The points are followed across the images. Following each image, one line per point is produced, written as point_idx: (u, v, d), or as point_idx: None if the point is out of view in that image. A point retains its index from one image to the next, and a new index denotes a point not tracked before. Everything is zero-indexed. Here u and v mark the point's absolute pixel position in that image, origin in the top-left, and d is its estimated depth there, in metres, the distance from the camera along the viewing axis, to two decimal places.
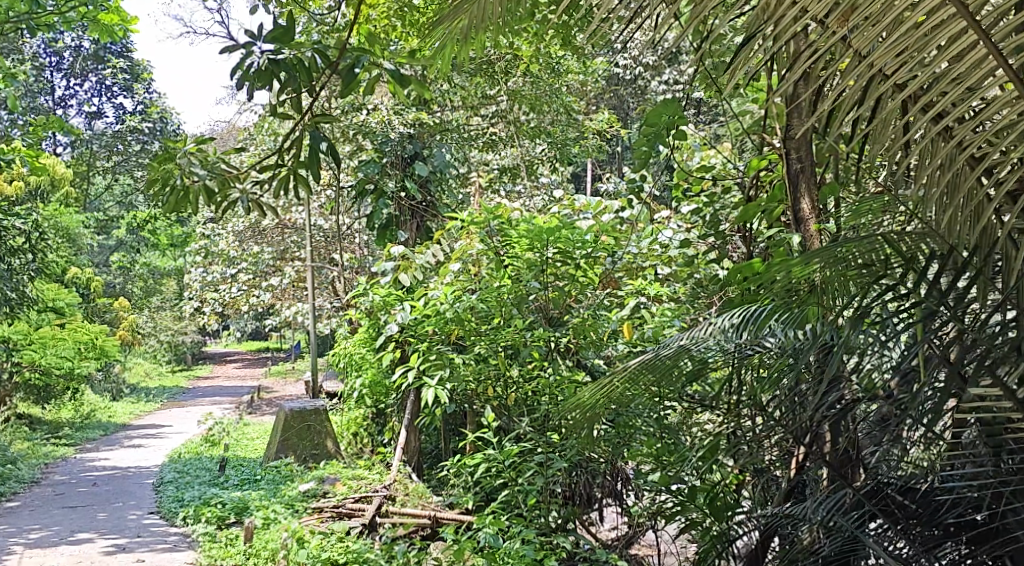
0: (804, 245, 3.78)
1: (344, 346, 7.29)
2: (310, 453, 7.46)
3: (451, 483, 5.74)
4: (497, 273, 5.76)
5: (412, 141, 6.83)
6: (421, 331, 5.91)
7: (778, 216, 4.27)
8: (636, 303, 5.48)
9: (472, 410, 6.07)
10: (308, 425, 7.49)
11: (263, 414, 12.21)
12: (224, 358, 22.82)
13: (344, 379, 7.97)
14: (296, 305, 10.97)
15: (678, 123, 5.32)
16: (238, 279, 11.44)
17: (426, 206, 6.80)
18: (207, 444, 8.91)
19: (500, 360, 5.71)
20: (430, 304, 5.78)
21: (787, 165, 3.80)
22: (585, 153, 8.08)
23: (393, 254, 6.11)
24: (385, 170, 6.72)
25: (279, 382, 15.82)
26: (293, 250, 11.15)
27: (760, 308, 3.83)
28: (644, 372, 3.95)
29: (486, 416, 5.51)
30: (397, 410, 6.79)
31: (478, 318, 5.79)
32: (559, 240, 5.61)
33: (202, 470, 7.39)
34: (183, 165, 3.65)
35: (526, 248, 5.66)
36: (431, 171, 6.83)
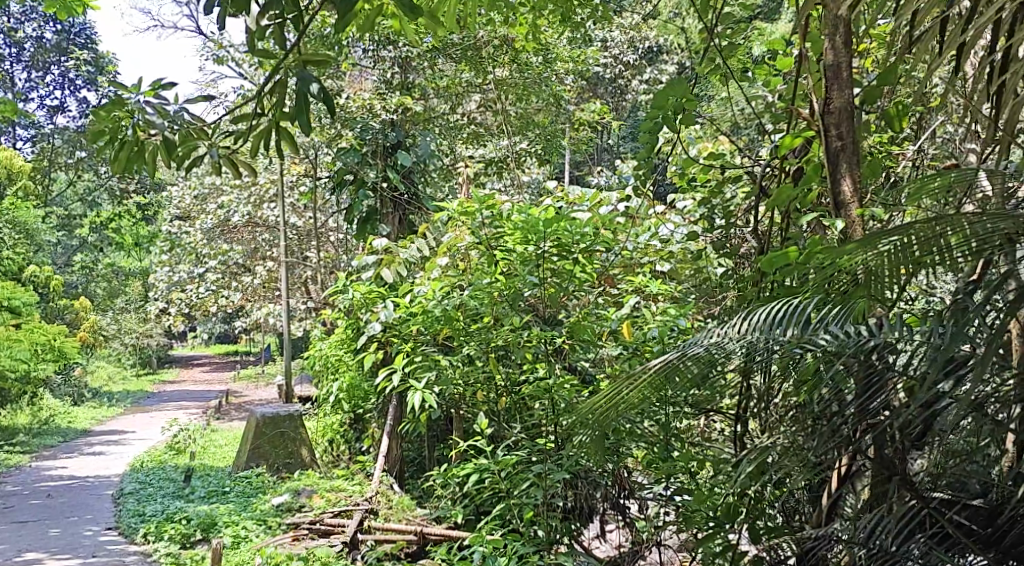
0: (846, 233, 3.43)
1: (319, 348, 6.83)
2: (283, 462, 6.99)
3: (438, 495, 5.31)
4: (489, 269, 5.31)
5: (396, 127, 6.37)
6: (406, 330, 5.45)
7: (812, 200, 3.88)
8: (637, 300, 5.13)
9: (460, 415, 5.65)
10: (281, 432, 6.99)
11: (230, 420, 11.69)
12: (190, 362, 22.23)
13: (319, 382, 7.50)
14: (266, 306, 10.48)
15: (687, 107, 4.95)
16: (206, 279, 10.94)
17: (411, 197, 6.33)
18: (172, 452, 8.41)
19: (491, 361, 5.27)
20: (416, 302, 5.34)
21: (826, 143, 3.44)
22: (574, 146, 7.68)
23: (376, 247, 5.64)
24: (366, 159, 6.28)
25: (248, 387, 15.29)
26: (265, 249, 10.66)
27: (801, 306, 3.40)
28: (669, 373, 3.46)
29: (478, 422, 5.08)
30: (377, 415, 6.36)
31: (468, 318, 5.35)
32: (558, 232, 5.14)
33: (166, 481, 6.89)
34: (139, 113, 3.33)
35: (519, 241, 5.18)
36: (415, 160, 6.38)
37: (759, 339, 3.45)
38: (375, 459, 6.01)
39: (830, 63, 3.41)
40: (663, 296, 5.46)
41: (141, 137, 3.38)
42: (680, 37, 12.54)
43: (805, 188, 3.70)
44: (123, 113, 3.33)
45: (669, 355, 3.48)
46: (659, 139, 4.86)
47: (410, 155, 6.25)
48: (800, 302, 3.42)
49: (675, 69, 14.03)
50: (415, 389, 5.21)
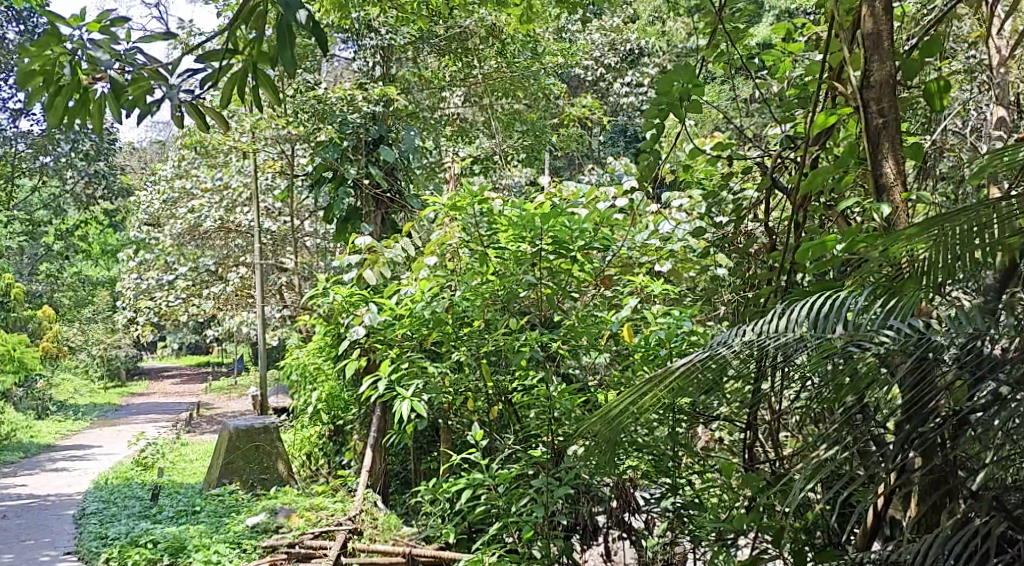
0: (890, 219, 3.12)
1: (297, 356, 6.43)
2: (258, 477, 6.57)
3: (427, 512, 4.93)
4: (480, 270, 4.93)
5: (379, 121, 5.99)
6: (392, 335, 5.07)
7: (845, 188, 3.51)
8: (638, 301, 4.79)
9: (448, 426, 5.28)
10: (256, 446, 6.57)
11: (202, 433, 11.23)
12: (160, 374, 21.66)
13: (295, 393, 7.10)
14: (239, 314, 10.06)
15: (694, 93, 4.62)
16: (176, 287, 10.50)
17: (395, 195, 5.95)
18: (139, 468, 7.96)
19: (482, 367, 4.90)
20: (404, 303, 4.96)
21: (866, 120, 3.15)
22: (563, 144, 7.33)
23: (357, 246, 5.23)
24: (346, 155, 5.90)
25: (220, 398, 14.81)
26: (237, 255, 10.24)
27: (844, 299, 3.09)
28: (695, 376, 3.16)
29: (473, 433, 4.70)
30: (360, 427, 5.98)
31: (457, 322, 4.98)
32: (556, 228, 4.79)
33: (132, 499, 6.46)
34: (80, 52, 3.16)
35: (513, 239, 4.85)
36: (398, 156, 6.00)
37: (795, 335, 3.14)
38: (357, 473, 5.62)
39: (868, 32, 3.13)
40: (664, 296, 5.12)
41: (81, 82, 3.25)
42: (666, 39, 12.22)
43: (842, 171, 3.34)
44: (57, 46, 3.15)
45: (694, 355, 3.19)
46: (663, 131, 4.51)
47: (393, 150, 5.87)
48: (843, 295, 3.12)
49: (658, 72, 13.74)
50: (402, 397, 4.83)
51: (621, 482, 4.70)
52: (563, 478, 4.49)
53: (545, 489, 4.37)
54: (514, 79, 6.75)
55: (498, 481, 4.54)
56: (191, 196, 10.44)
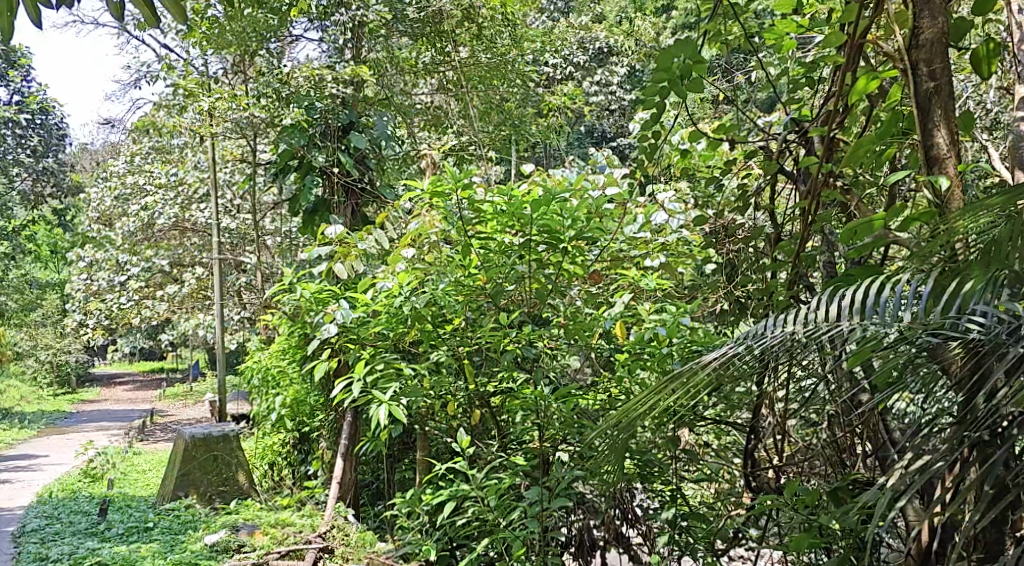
0: (945, 193, 2.83)
1: (259, 359, 5.98)
2: (216, 490, 6.05)
3: (405, 526, 4.53)
4: (461, 265, 4.50)
5: (349, 106, 5.56)
6: (365, 333, 4.61)
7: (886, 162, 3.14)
8: (635, 295, 4.42)
9: (426, 431, 4.88)
10: (214, 456, 6.10)
11: (156, 442, 10.70)
12: (115, 380, 20.99)
13: (257, 398, 6.64)
14: (196, 317, 9.56)
15: (697, 71, 4.20)
16: (129, 288, 9.98)
17: (366, 184, 5.53)
18: (86, 480, 7.46)
19: (466, 367, 4.50)
20: (381, 297, 4.52)
21: (916, 84, 2.84)
22: (543, 136, 6.92)
23: (327, 236, 4.77)
24: (313, 141, 5.46)
25: (176, 405, 14.24)
26: (194, 254, 9.74)
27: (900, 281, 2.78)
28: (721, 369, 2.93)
29: (457, 439, 4.29)
30: (329, 434, 5.56)
31: (436, 319, 4.55)
32: (550, 218, 4.36)
33: (79, 515, 5.97)
34: None
35: (500, 227, 4.43)
36: (369, 142, 5.57)
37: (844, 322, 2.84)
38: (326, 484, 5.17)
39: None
40: (659, 292, 4.76)
41: None
42: (637, 36, 11.79)
43: (889, 142, 2.96)
44: None
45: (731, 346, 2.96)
46: (663, 115, 4.10)
47: (364, 136, 5.45)
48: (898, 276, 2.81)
49: (627, 72, 13.34)
50: (378, 400, 4.40)
51: (621, 492, 4.33)
52: (557, 488, 4.10)
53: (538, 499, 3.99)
54: (493, 65, 6.32)
55: (486, 491, 4.14)
56: (144, 192, 9.91)
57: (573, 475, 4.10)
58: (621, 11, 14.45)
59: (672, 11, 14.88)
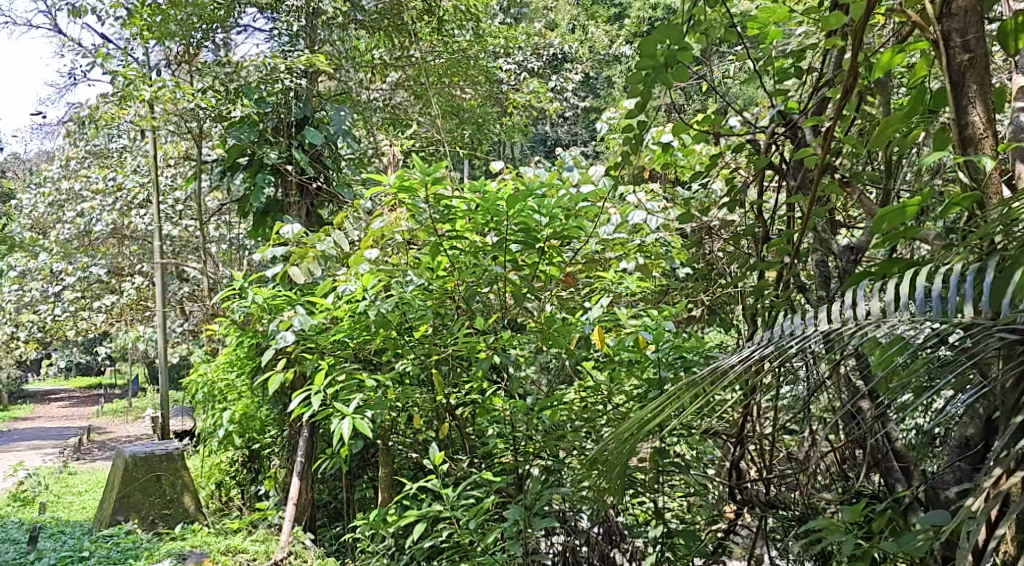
0: (979, 176, 2.59)
1: (205, 372, 5.58)
2: (159, 514, 5.58)
3: (369, 551, 4.16)
4: (428, 268, 4.16)
5: (304, 100, 5.20)
6: (325, 341, 4.25)
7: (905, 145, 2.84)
8: (617, 298, 4.13)
9: (390, 446, 4.52)
10: (156, 477, 5.63)
11: (93, 461, 10.18)
12: (49, 396, 20.30)
13: (202, 413, 6.22)
14: (135, 328, 9.09)
15: (683, 59, 3.77)
16: (64, 299, 9.48)
17: (322, 183, 5.18)
18: (17, 503, 6.98)
19: (437, 376, 4.17)
20: (345, 301, 4.18)
21: (948, 55, 2.58)
22: (505, 136, 6.61)
23: (283, 236, 4.40)
24: (265, 136, 5.11)
25: (113, 422, 13.67)
26: (134, 262, 9.27)
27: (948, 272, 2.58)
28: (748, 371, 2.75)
29: (429, 455, 3.93)
30: (282, 450, 5.18)
31: (402, 326, 4.22)
32: (525, 215, 4.01)
33: (8, 543, 5.51)
34: None
35: (471, 226, 4.10)
36: (325, 138, 5.22)
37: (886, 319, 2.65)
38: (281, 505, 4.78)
39: None
40: (638, 296, 4.45)
41: None
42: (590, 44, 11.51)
43: (915, 120, 2.68)
44: None
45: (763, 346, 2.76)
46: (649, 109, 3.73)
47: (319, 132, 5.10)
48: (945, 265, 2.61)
49: (582, 78, 13.06)
50: (341, 414, 4.05)
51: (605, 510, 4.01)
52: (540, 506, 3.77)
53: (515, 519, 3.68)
54: (454, 58, 5.98)
55: (458, 508, 3.82)
56: (80, 198, 9.42)
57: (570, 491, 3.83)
58: (572, 18, 14.17)
59: (623, 18, 14.65)
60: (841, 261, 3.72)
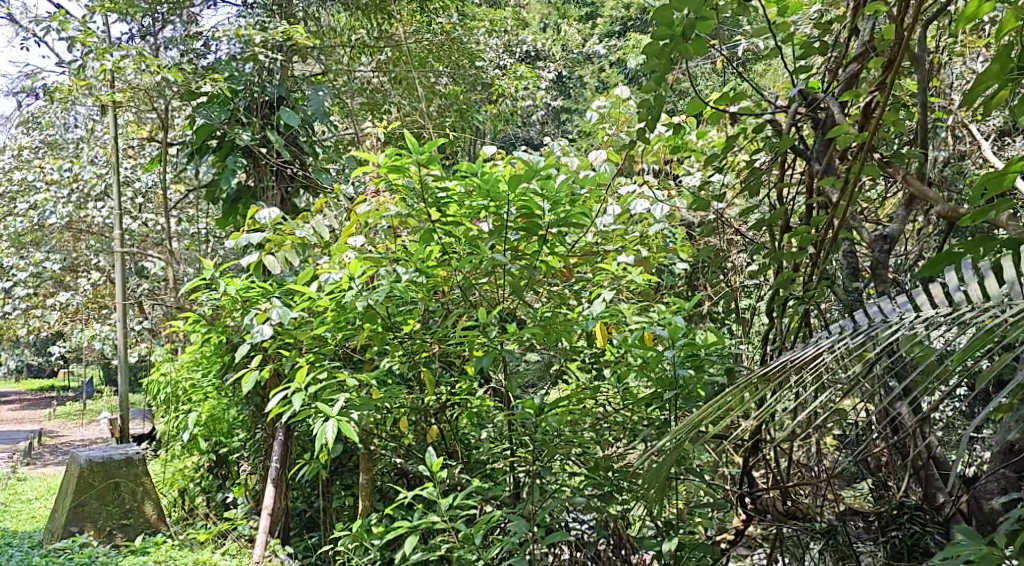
0: None
1: (168, 371, 5.17)
2: (118, 524, 5.16)
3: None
4: (418, 257, 3.77)
5: (279, 78, 4.82)
6: (304, 337, 3.87)
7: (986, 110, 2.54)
8: (621, 291, 3.80)
9: (372, 452, 4.15)
10: (115, 484, 5.20)
11: (44, 466, 9.68)
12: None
13: (163, 416, 5.80)
14: (91, 327, 8.62)
15: (703, 29, 3.30)
16: (15, 296, 8.98)
17: (297, 168, 4.81)
18: None
19: (427, 377, 3.80)
20: (329, 293, 3.80)
21: None
22: (489, 125, 6.25)
23: (259, 219, 4.00)
24: (236, 116, 4.72)
25: (66, 426, 13.13)
26: (90, 257, 8.81)
27: None
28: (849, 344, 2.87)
29: (426, 461, 3.55)
30: (254, 453, 4.80)
31: (390, 321, 3.84)
32: (526, 200, 3.62)
33: None
34: None
35: (464, 212, 3.71)
36: (301, 121, 4.82)
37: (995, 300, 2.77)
38: (254, 514, 4.39)
39: None
40: (644, 289, 4.12)
41: None
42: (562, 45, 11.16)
43: (1002, 82, 2.38)
44: None
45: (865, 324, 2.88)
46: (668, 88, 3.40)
47: (296, 113, 4.73)
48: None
49: (556, 77, 12.71)
50: (322, 416, 3.66)
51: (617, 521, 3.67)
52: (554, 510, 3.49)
53: (521, 535, 3.33)
54: (437, 39, 5.62)
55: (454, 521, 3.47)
56: (34, 190, 8.94)
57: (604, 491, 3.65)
58: (544, 16, 13.79)
59: (597, 17, 14.31)
60: (873, 251, 3.36)
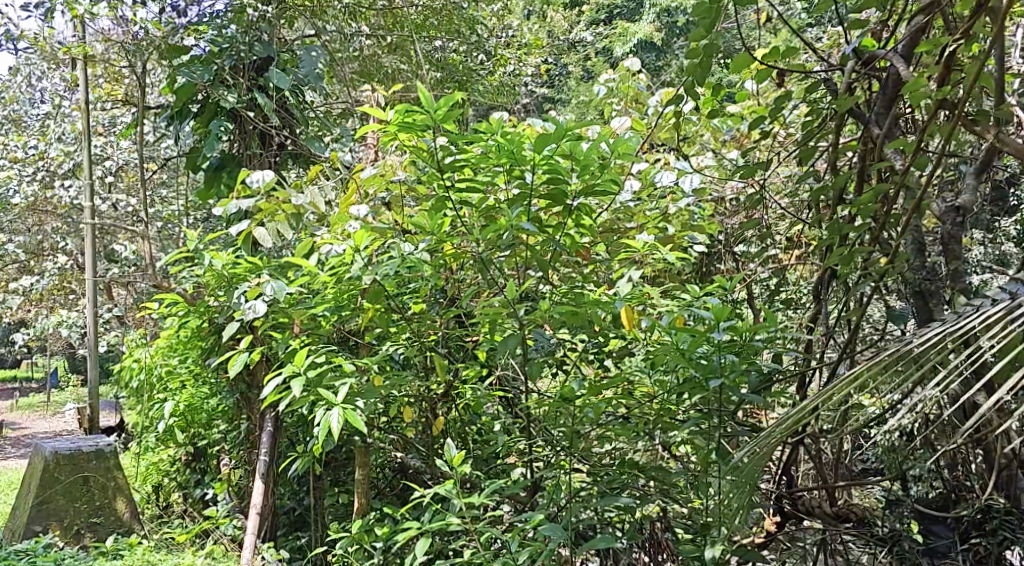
0: None
1: (141, 357, 4.74)
2: (86, 522, 4.72)
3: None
4: (428, 229, 3.35)
5: (268, 36, 4.39)
6: (301, 317, 3.46)
7: None
8: (651, 270, 3.42)
9: (373, 444, 3.76)
10: (84, 479, 4.75)
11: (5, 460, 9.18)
12: None
13: (135, 406, 5.37)
14: (56, 313, 8.14)
15: None
16: None
17: (287, 135, 4.38)
18: None
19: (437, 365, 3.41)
20: (331, 268, 3.38)
21: None
22: (489, 97, 5.84)
23: (251, 183, 3.58)
24: (221, 77, 4.30)
25: (28, 418, 12.58)
26: (56, 239, 8.31)
27: None
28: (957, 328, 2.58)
29: (447, 454, 3.17)
30: (238, 445, 4.41)
31: (397, 300, 3.43)
32: (552, 164, 3.19)
33: None
34: None
35: (481, 177, 3.29)
36: (292, 84, 4.41)
37: None
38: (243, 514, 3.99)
39: None
40: (671, 269, 3.76)
41: None
42: (551, 27, 10.70)
43: None
44: None
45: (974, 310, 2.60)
46: (717, 39, 3.02)
47: (287, 74, 4.34)
48: None
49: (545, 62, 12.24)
50: (323, 407, 3.26)
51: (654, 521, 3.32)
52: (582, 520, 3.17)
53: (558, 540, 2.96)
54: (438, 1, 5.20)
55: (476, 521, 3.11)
56: None
57: (642, 493, 3.31)
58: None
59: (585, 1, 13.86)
60: (945, 224, 3.03)
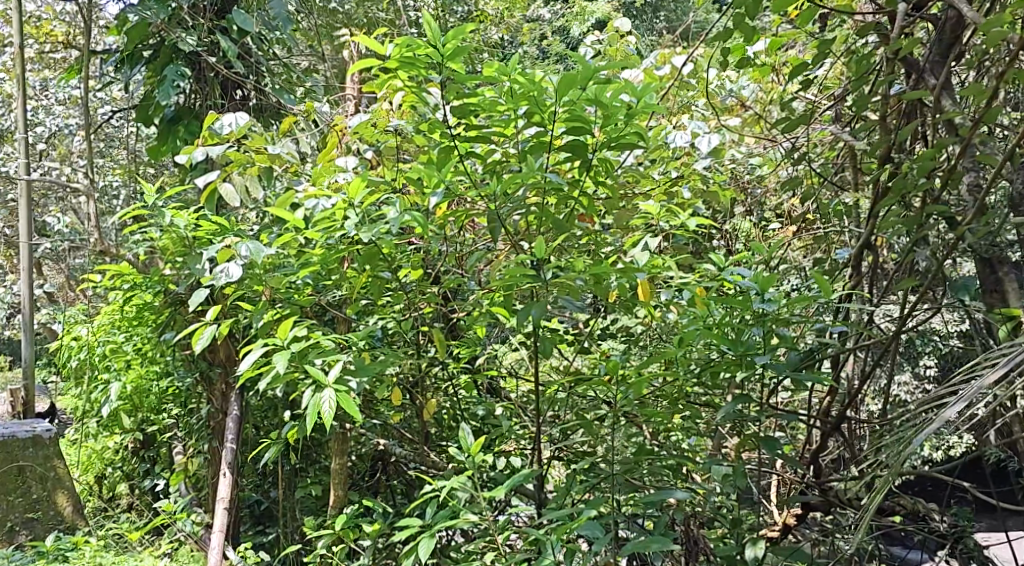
0: None
1: (81, 334, 4.24)
2: (21, 519, 4.20)
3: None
4: (428, 184, 2.94)
5: None
6: (279, 282, 3.03)
7: None
8: (665, 237, 3.05)
9: (356, 429, 3.33)
10: (19, 469, 4.23)
11: None
12: None
13: (71, 388, 4.85)
14: None
15: None
16: None
17: (251, 84, 3.92)
18: None
19: (437, 338, 3.00)
20: (318, 226, 2.94)
21: None
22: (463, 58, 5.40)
23: (223, 128, 3.13)
24: (178, 18, 3.81)
25: None
26: None
27: None
28: None
29: (465, 438, 2.74)
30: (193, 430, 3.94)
31: (390, 264, 3.01)
32: (579, 112, 2.78)
33: None
34: None
35: (494, 125, 2.87)
36: (258, 27, 3.95)
37: None
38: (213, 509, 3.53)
39: None
40: (687, 237, 3.39)
41: None
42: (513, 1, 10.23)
43: None
44: None
45: None
46: None
47: (251, 16, 3.85)
48: None
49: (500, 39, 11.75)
50: (312, 387, 2.82)
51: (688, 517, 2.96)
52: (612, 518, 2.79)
53: (597, 542, 2.56)
54: None
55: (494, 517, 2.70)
56: None
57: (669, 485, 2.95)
58: None
59: None
60: (1017, 185, 2.70)
